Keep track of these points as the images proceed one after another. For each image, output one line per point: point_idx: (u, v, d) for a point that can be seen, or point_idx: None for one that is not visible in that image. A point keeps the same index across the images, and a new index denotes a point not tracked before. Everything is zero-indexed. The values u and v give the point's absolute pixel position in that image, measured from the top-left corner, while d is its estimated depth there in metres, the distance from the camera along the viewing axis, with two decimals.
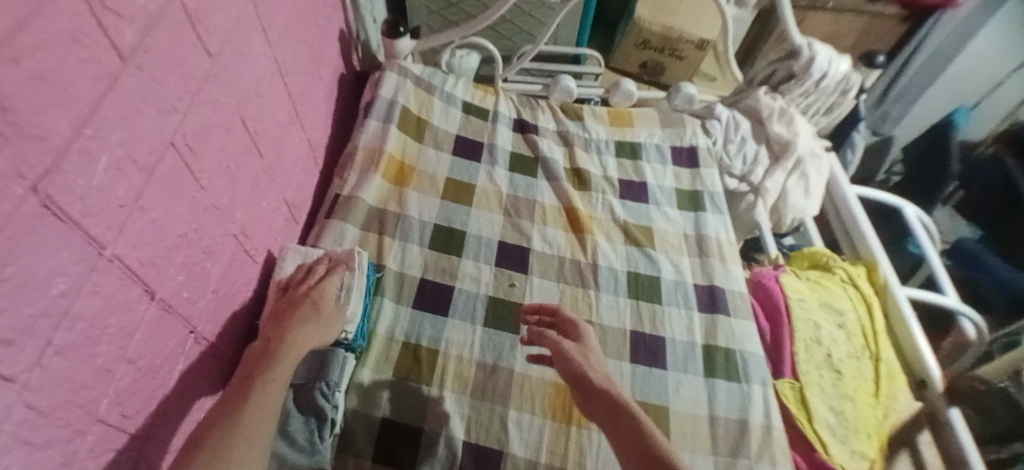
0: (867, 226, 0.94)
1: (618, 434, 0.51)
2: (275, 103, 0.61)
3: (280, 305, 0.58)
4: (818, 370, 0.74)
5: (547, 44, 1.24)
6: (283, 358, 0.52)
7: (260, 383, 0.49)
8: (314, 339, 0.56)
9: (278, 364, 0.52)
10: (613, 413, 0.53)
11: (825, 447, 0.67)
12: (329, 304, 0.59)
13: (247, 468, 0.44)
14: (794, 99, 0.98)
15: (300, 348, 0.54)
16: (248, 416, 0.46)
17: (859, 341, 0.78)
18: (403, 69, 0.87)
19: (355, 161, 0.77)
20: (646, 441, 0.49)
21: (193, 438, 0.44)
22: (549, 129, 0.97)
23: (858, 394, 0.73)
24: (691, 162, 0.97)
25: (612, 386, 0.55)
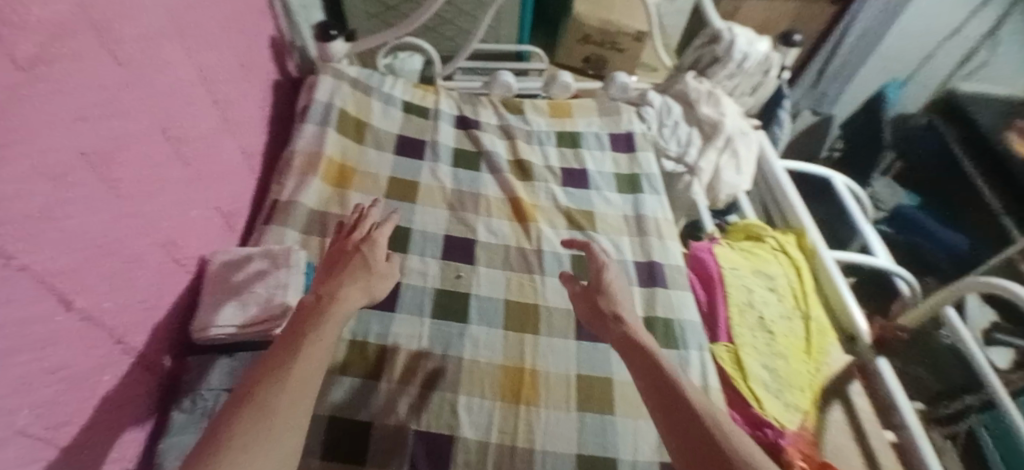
0: (794, 196, 1.01)
1: (645, 367, 0.52)
2: (198, 112, 0.61)
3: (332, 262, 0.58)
4: (752, 332, 0.80)
5: (486, 43, 1.26)
6: (338, 307, 0.51)
7: (309, 334, 0.46)
8: (366, 294, 0.55)
9: (337, 311, 0.50)
10: (633, 349, 0.55)
11: (758, 402, 0.72)
12: (380, 263, 0.59)
13: (297, 416, 0.41)
14: (721, 82, 1.04)
15: (352, 301, 0.53)
16: (302, 366, 0.44)
17: (790, 301, 0.86)
18: (338, 73, 0.88)
19: (294, 166, 0.78)
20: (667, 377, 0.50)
21: (241, 390, 0.41)
22: (491, 124, 0.99)
23: (789, 351, 0.79)
24: (629, 147, 1.02)
25: (631, 330, 0.57)
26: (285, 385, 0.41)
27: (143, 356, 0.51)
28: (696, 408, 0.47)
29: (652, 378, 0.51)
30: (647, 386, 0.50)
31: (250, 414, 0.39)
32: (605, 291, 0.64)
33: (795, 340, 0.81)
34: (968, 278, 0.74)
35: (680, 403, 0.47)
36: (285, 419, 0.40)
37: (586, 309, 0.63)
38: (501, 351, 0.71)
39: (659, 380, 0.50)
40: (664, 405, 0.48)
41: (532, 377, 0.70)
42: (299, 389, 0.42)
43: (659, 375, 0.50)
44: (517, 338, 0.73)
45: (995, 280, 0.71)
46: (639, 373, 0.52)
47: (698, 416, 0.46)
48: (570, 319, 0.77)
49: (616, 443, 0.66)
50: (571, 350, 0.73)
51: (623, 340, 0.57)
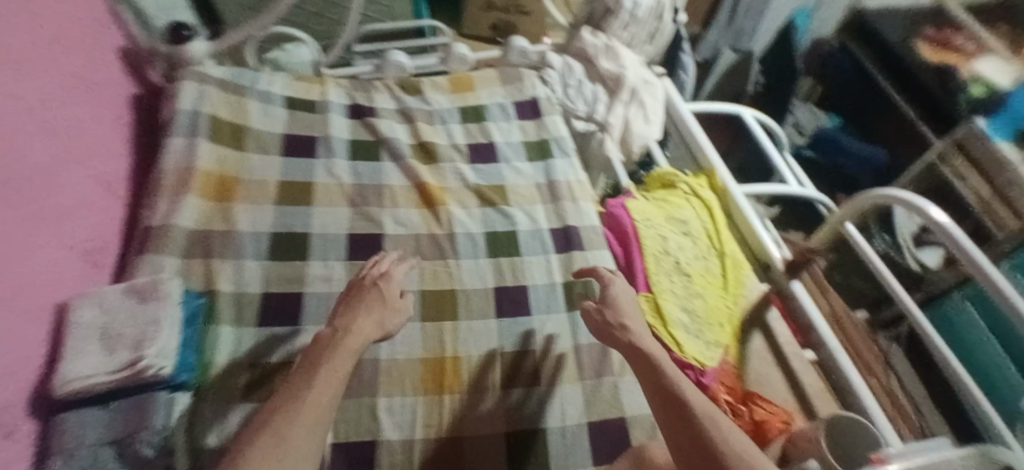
0: (702, 138, 1.02)
1: (650, 373, 0.53)
2: (33, 145, 0.57)
3: (350, 300, 0.62)
4: (669, 278, 0.82)
5: (377, 22, 1.16)
6: (350, 337, 0.56)
7: (325, 363, 0.51)
8: (379, 329, 0.60)
9: (347, 343, 0.55)
10: (641, 357, 0.55)
11: (678, 347, 0.75)
12: (394, 296, 0.64)
13: (313, 435, 0.44)
14: (618, 34, 1.04)
15: (362, 334, 0.57)
16: (314, 397, 0.47)
17: (704, 243, 0.88)
18: (201, 76, 0.82)
19: (165, 184, 0.73)
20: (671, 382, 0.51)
21: (261, 415, 0.45)
22: (388, 109, 0.94)
23: (705, 291, 0.82)
24: (535, 113, 0.99)
25: (633, 338, 0.58)
26: (297, 417, 0.44)
27: (7, 420, 0.47)
28: (699, 415, 0.47)
29: (660, 391, 0.51)
30: (657, 398, 0.51)
31: (264, 443, 0.41)
32: (611, 304, 0.62)
33: (711, 278, 0.84)
34: (865, 194, 0.75)
35: (680, 408, 0.48)
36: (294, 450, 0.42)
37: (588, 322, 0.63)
38: (420, 344, 0.69)
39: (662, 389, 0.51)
40: (672, 418, 0.48)
41: (453, 365, 0.68)
42: (313, 424, 0.45)
43: (658, 378, 0.52)
44: (435, 328, 0.71)
45: (891, 193, 0.72)
46: (649, 387, 0.52)
47: (700, 422, 0.46)
48: (489, 298, 0.75)
49: (545, 414, 0.66)
50: (492, 330, 0.72)
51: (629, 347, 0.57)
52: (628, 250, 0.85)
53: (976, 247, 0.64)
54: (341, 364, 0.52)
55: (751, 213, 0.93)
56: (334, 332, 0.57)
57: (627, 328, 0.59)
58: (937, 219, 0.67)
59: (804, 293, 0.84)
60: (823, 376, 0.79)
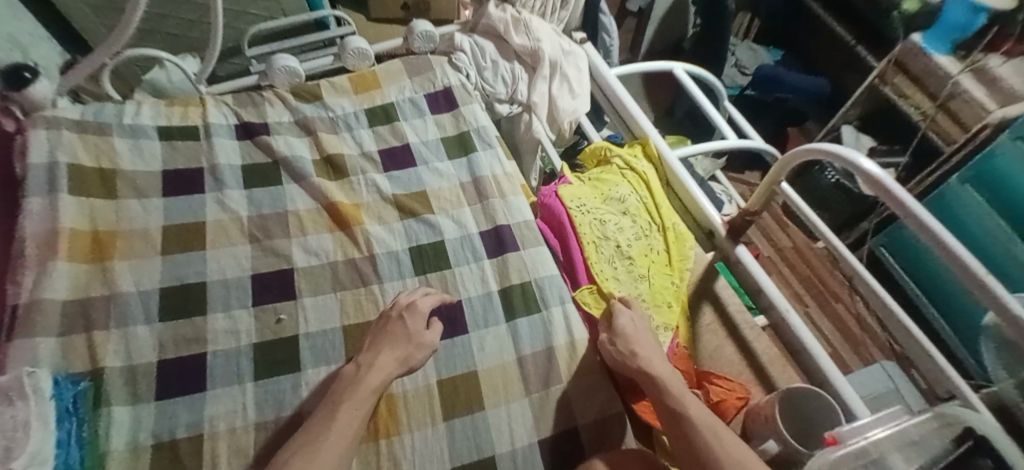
0: (632, 105, 0.96)
1: (652, 390, 0.59)
2: None
3: (380, 340, 0.61)
4: (612, 264, 0.76)
5: (264, 21, 1.03)
6: (372, 373, 0.57)
7: (343, 410, 0.53)
8: (402, 365, 0.59)
9: (366, 384, 0.56)
10: (651, 383, 0.59)
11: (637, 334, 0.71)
12: (420, 326, 0.62)
13: None
14: (524, 2, 0.94)
15: (385, 373, 0.57)
16: (328, 448, 0.49)
17: (645, 218, 0.83)
18: (53, 120, 0.72)
19: (27, 253, 0.63)
20: (667, 396, 0.57)
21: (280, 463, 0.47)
22: (284, 122, 0.84)
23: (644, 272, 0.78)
24: (450, 104, 0.91)
25: (639, 361, 0.61)
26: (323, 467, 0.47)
27: None
28: (704, 435, 0.52)
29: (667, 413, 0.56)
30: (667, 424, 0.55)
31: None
32: (620, 337, 0.64)
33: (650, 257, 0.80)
34: (796, 151, 0.70)
35: (685, 435, 0.53)
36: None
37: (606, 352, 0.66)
38: None
39: (673, 417, 0.55)
40: (681, 442, 0.53)
41: (389, 403, 0.63)
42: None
43: (662, 396, 0.57)
44: None
45: (823, 148, 0.68)
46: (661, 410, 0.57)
47: (704, 448, 0.51)
48: None
49: (492, 440, 0.62)
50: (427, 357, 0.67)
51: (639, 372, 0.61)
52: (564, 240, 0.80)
53: (908, 194, 0.60)
54: (352, 405, 0.53)
55: (692, 182, 0.88)
56: (357, 370, 0.58)
57: (635, 352, 0.62)
58: (868, 170, 0.64)
59: (749, 257, 0.82)
60: (777, 341, 0.78)
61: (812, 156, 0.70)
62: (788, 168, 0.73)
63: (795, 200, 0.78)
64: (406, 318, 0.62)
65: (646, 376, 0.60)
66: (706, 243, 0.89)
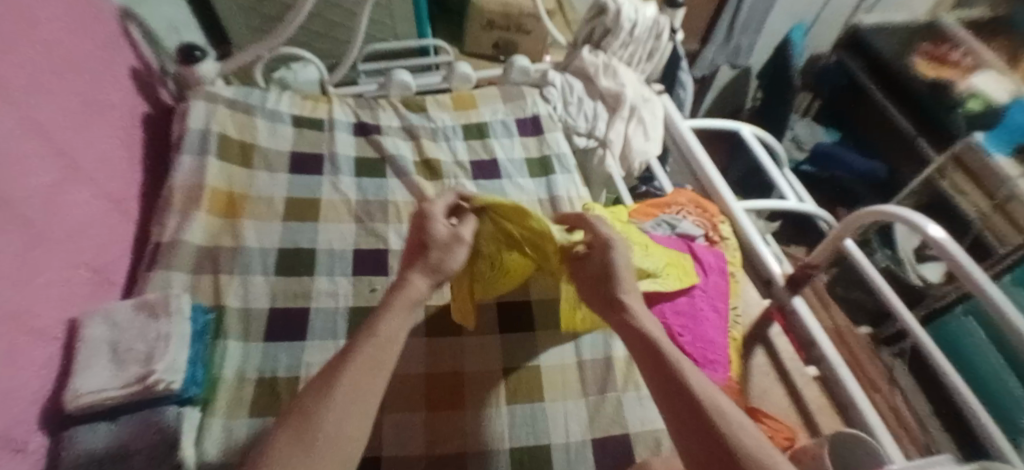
0: (702, 154, 1.04)
1: (643, 344, 0.50)
2: (39, 163, 0.56)
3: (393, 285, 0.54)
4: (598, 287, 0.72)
5: (381, 42, 1.18)
6: (401, 297, 0.52)
7: (366, 332, 0.48)
8: (434, 274, 0.56)
9: (393, 309, 0.50)
10: (641, 333, 0.51)
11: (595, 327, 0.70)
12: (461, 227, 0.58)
13: (341, 420, 0.41)
14: (616, 52, 1.05)
15: (416, 287, 0.54)
16: (352, 371, 0.44)
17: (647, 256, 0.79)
18: (211, 95, 0.84)
19: (174, 201, 0.74)
20: (658, 348, 0.48)
21: (293, 405, 0.42)
22: (393, 126, 0.96)
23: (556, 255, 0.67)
24: (536, 130, 1.01)
25: (624, 300, 0.55)
26: (359, 395, 0.43)
27: (17, 437, 0.47)
28: (706, 402, 0.42)
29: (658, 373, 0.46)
30: (657, 386, 0.46)
31: (288, 431, 0.39)
32: (610, 275, 0.56)
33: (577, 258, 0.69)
34: (857, 212, 0.77)
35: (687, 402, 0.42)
36: (342, 435, 0.40)
37: (582, 276, 0.60)
38: (424, 361, 0.71)
39: (671, 379, 0.45)
40: (680, 409, 0.42)
41: (457, 382, 0.69)
42: (359, 402, 0.42)
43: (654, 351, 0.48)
44: (437, 345, 0.72)
45: (890, 210, 0.74)
46: (650, 372, 0.47)
47: (705, 412, 0.41)
48: (491, 314, 0.77)
49: (548, 430, 0.66)
50: (495, 346, 0.74)
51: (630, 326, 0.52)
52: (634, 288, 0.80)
53: (971, 262, 0.65)
54: (383, 340, 0.47)
55: (756, 235, 0.94)
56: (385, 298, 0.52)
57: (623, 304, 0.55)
58: (932, 235, 0.69)
59: (805, 309, 0.85)
60: (826, 393, 0.80)
61: (877, 217, 0.76)
62: (856, 225, 0.79)
63: (862, 262, 0.84)
64: (428, 221, 0.57)
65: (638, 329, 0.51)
66: (763, 291, 0.93)
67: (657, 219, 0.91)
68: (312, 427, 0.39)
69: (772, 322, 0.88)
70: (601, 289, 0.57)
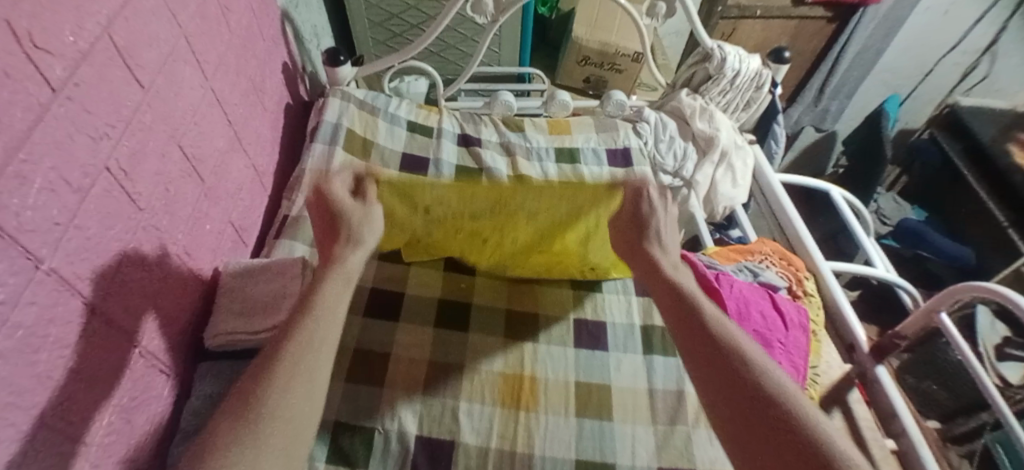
0: (790, 207, 1.04)
1: (692, 328, 0.52)
2: (213, 130, 0.65)
3: (321, 263, 0.55)
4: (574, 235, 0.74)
5: (487, 65, 1.26)
6: (334, 272, 0.53)
7: (314, 305, 0.49)
8: (358, 247, 0.57)
9: (335, 278, 0.52)
10: (695, 317, 0.53)
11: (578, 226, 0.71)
12: (351, 204, 0.60)
13: (298, 389, 0.44)
14: (714, 98, 1.07)
15: (351, 260, 0.55)
16: (301, 342, 0.46)
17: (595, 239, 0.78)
18: (345, 94, 0.95)
19: (304, 182, 0.84)
20: (708, 324, 0.52)
21: (244, 379, 0.44)
22: (492, 142, 1.02)
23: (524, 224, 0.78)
24: (626, 162, 1.04)
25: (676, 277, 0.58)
26: (304, 365, 0.45)
27: (163, 360, 0.56)
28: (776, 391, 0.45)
29: (699, 337, 0.51)
30: (706, 378, 0.49)
31: (240, 400, 0.42)
32: (645, 224, 0.63)
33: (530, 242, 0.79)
34: (946, 288, 0.76)
35: (732, 371, 0.48)
36: (297, 403, 0.43)
37: (625, 238, 0.65)
38: (501, 359, 0.73)
39: (712, 347, 0.50)
40: (727, 381, 0.47)
41: (530, 385, 0.71)
42: (310, 371, 0.45)
43: (712, 339, 0.51)
44: (516, 346, 0.75)
45: (993, 289, 0.71)
46: (695, 345, 0.51)
47: (772, 398, 0.45)
48: (568, 327, 0.78)
49: (615, 448, 0.66)
50: (569, 358, 0.75)
51: (669, 294, 0.57)
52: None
53: None
54: (333, 313, 0.50)
55: (843, 296, 0.91)
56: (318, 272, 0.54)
57: (648, 251, 0.62)
58: None
59: (890, 380, 0.82)
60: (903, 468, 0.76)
61: (977, 293, 0.73)
62: (951, 300, 0.77)
63: (956, 338, 0.79)
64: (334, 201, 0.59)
65: (679, 294, 0.56)
66: (844, 355, 0.90)
67: (739, 264, 0.91)
68: (263, 397, 0.42)
69: (852, 387, 0.85)
70: (629, 248, 0.64)
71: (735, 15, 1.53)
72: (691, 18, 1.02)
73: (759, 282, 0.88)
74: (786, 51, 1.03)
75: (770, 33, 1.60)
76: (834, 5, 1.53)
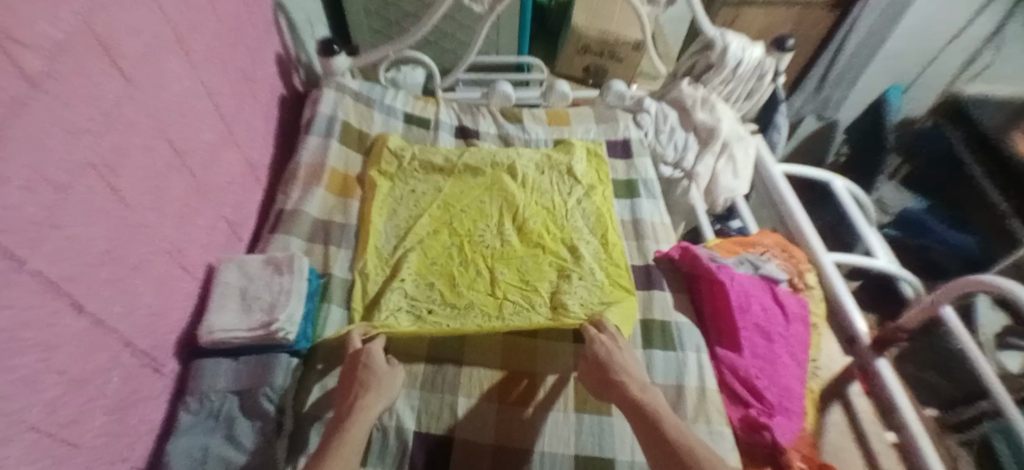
0: (791, 198, 1.02)
1: (660, 460, 0.52)
2: (201, 124, 0.63)
3: (342, 413, 0.56)
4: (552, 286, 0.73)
5: (485, 54, 1.24)
6: (354, 423, 0.54)
7: (329, 454, 0.51)
8: (381, 395, 0.57)
9: (352, 428, 0.53)
10: (665, 450, 0.52)
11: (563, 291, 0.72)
12: (378, 361, 0.61)
13: None
14: (715, 88, 1.05)
15: (370, 411, 0.56)
16: None
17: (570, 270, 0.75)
18: (340, 85, 0.94)
19: (298, 176, 0.83)
20: (681, 455, 0.51)
21: None
22: (490, 133, 1.01)
23: (520, 258, 0.76)
24: (625, 153, 1.03)
25: (645, 402, 0.57)
26: None
27: (155, 358, 0.55)
28: None
29: (668, 466, 0.51)
30: None
31: None
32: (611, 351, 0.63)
33: (536, 248, 0.78)
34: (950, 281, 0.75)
35: None
36: None
37: (594, 367, 0.63)
38: (499, 353, 0.73)
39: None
40: None
41: (531, 382, 0.71)
42: None
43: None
44: (514, 340, 0.74)
45: (996, 281, 0.70)
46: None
47: None
48: (568, 321, 0.77)
49: (614, 445, 0.66)
50: (568, 352, 0.74)
51: (638, 422, 0.56)
52: (717, 320, 0.79)
53: None
54: (342, 462, 0.50)
55: (845, 288, 0.91)
56: (333, 428, 0.54)
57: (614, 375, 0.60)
58: None
59: (890, 372, 0.81)
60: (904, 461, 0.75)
61: (978, 286, 0.72)
62: (954, 293, 0.76)
63: (958, 330, 0.79)
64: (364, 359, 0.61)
65: (646, 420, 0.55)
66: (845, 348, 0.89)
67: (740, 257, 0.90)
68: None
69: (852, 381, 0.86)
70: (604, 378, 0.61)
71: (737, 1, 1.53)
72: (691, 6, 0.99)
73: (759, 275, 0.86)
74: (791, 40, 1.00)
75: (772, 20, 1.58)
76: None
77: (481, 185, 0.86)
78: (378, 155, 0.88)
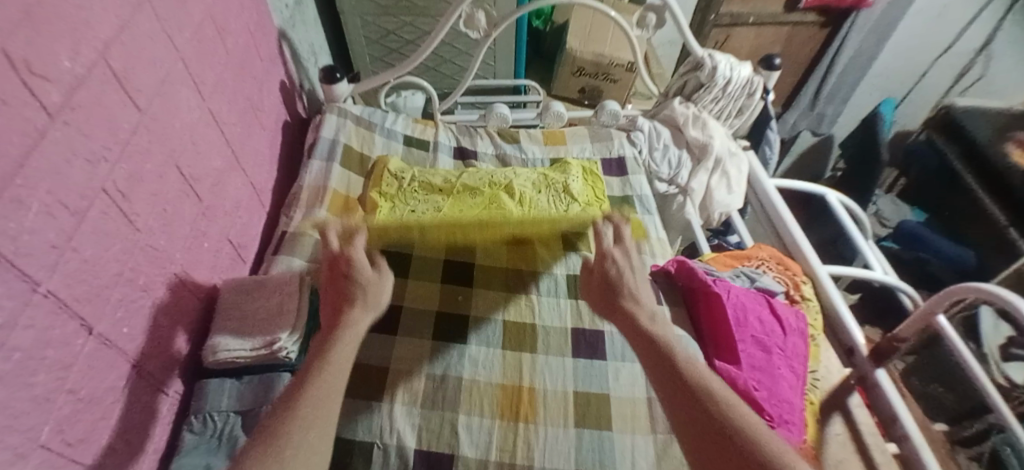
0: (785, 212, 1.04)
1: (662, 368, 0.51)
2: (209, 149, 0.66)
3: (330, 322, 0.56)
4: None
5: (482, 78, 1.27)
6: (342, 334, 0.53)
7: (319, 355, 0.50)
8: (368, 310, 0.58)
9: (342, 336, 0.53)
10: (667, 358, 0.52)
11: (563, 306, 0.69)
12: (365, 271, 0.61)
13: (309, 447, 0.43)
14: (707, 105, 1.08)
15: (360, 325, 0.56)
16: (311, 390, 0.47)
17: None
18: (342, 111, 0.97)
19: (301, 199, 0.85)
20: (685, 368, 0.51)
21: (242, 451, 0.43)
22: (488, 154, 1.04)
23: None
24: (620, 171, 1.05)
25: (646, 326, 0.57)
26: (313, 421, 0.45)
27: (161, 379, 0.56)
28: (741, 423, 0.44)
29: (670, 376, 0.50)
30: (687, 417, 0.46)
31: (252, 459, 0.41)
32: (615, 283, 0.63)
33: None
34: (940, 292, 0.77)
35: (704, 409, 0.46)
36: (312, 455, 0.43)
37: (601, 293, 0.64)
38: (499, 370, 0.74)
39: (684, 379, 0.49)
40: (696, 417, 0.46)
41: (530, 398, 0.71)
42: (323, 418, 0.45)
43: (682, 379, 0.49)
44: (514, 357, 0.75)
45: (983, 289, 0.71)
46: (672, 387, 0.49)
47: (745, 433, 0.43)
48: (567, 337, 0.78)
49: (614, 458, 0.66)
50: (568, 367, 0.75)
51: (642, 340, 0.56)
52: (716, 334, 0.80)
53: None
54: (333, 368, 0.50)
55: (841, 301, 0.91)
56: (323, 336, 0.54)
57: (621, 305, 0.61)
58: None
59: (889, 384, 0.82)
60: None
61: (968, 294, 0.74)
62: (944, 303, 0.77)
63: (954, 340, 0.79)
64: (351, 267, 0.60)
65: (649, 339, 0.55)
66: (845, 361, 0.89)
67: (736, 270, 0.91)
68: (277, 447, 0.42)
69: (852, 392, 0.84)
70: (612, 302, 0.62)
71: (727, 22, 1.55)
72: (681, 28, 1.03)
73: (756, 288, 0.87)
74: (777, 58, 1.04)
75: (762, 40, 1.62)
76: (826, 11, 1.55)
77: (479, 205, 0.87)
78: (379, 178, 0.90)
